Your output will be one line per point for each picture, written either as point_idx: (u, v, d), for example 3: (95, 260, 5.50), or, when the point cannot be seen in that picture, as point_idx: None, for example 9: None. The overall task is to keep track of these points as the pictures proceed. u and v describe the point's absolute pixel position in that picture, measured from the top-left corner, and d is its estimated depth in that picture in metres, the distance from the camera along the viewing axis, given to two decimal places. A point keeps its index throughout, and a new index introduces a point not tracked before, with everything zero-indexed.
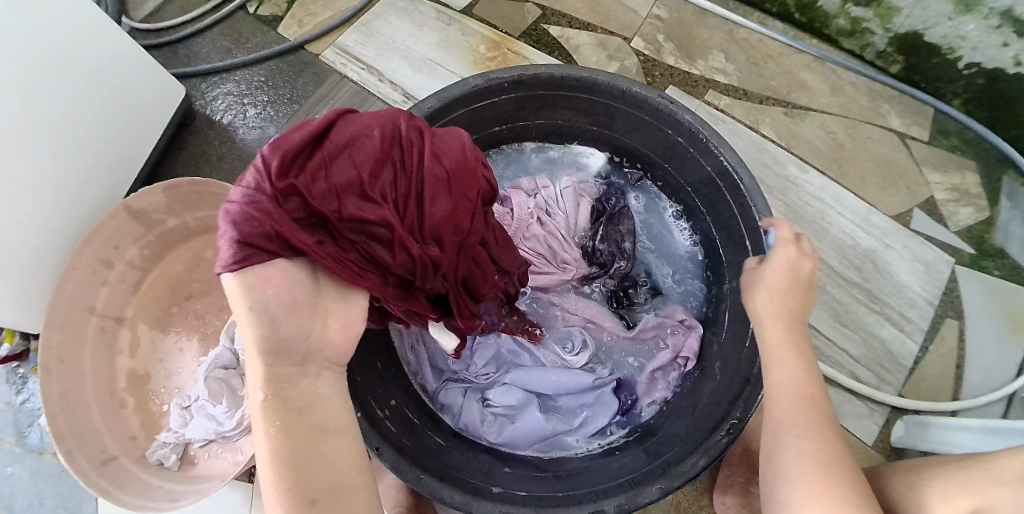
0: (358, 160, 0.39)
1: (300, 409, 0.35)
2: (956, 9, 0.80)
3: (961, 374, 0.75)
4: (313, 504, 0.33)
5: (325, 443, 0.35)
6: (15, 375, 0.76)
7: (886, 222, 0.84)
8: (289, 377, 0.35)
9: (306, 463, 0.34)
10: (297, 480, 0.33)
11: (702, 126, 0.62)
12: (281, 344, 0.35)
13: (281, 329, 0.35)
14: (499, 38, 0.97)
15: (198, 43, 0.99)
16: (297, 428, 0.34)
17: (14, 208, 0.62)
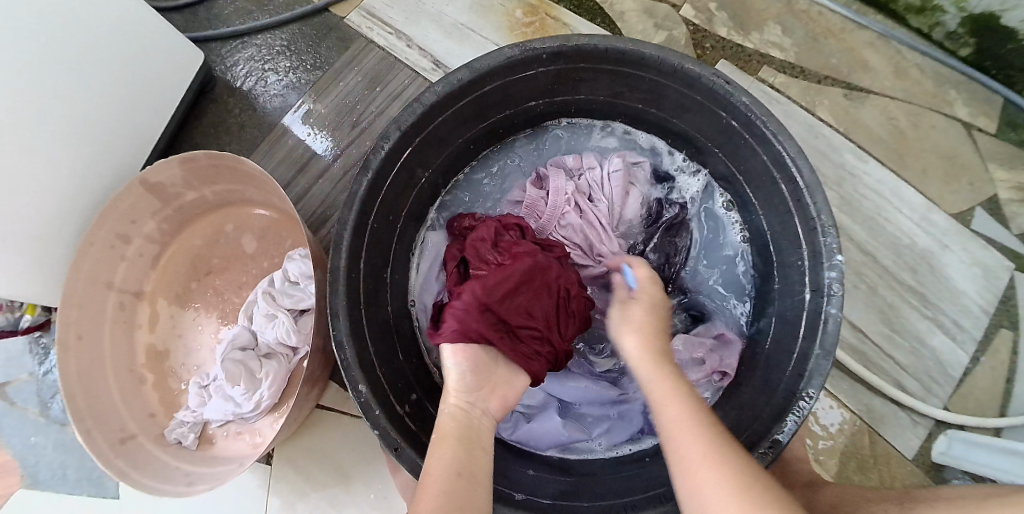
0: (529, 286, 0.56)
1: (463, 428, 0.47)
2: None
3: (1012, 389, 0.70)
4: (457, 476, 0.41)
5: (473, 451, 0.45)
6: (38, 346, 0.75)
7: (946, 221, 0.78)
8: (466, 409, 0.49)
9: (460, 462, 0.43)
10: (452, 462, 0.43)
11: (760, 112, 0.57)
12: (471, 393, 0.50)
13: (469, 385, 0.50)
14: (537, 2, 0.90)
15: (217, 5, 0.94)
16: (457, 437, 0.46)
17: (27, 191, 0.59)
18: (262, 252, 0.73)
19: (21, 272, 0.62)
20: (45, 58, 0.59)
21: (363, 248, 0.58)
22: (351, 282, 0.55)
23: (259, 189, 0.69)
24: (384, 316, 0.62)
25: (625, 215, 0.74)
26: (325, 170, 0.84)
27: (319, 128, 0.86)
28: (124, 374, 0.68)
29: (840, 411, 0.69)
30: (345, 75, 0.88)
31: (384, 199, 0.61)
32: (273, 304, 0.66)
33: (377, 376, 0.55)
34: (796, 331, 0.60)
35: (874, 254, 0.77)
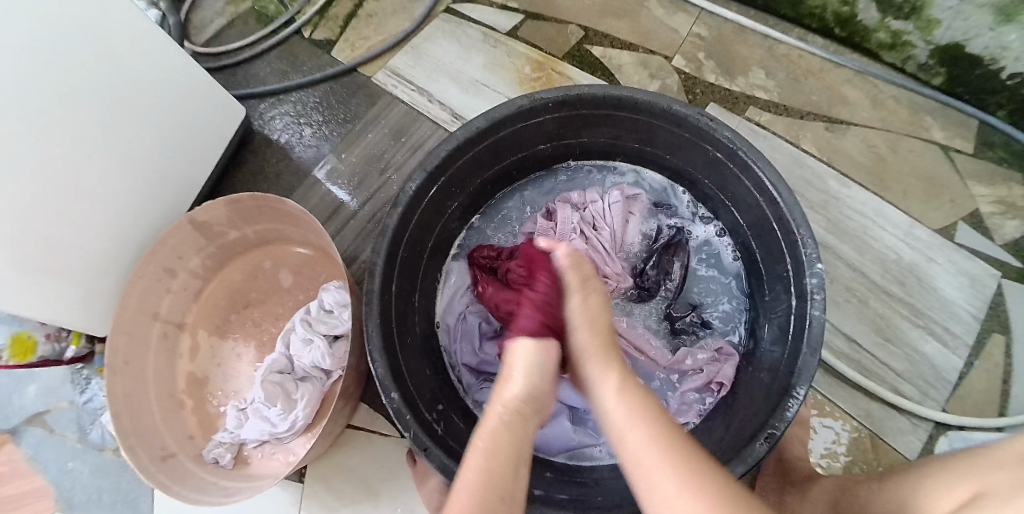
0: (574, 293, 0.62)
1: (514, 440, 0.45)
2: (997, 20, 0.78)
3: (1008, 390, 0.73)
4: (501, 501, 0.41)
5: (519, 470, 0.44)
6: (80, 376, 0.81)
7: (930, 236, 0.83)
8: (519, 418, 0.47)
9: (494, 489, 0.41)
10: (496, 485, 0.42)
11: (739, 143, 0.64)
12: (534, 401, 0.49)
13: (536, 395, 0.49)
14: (544, 59, 1.00)
15: (256, 67, 1.06)
16: (504, 452, 0.44)
17: (83, 222, 0.68)
18: (298, 285, 0.80)
19: (76, 297, 0.69)
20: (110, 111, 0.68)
21: (394, 274, 0.64)
22: (384, 302, 0.61)
23: (297, 228, 0.76)
24: (411, 335, 0.68)
25: (626, 240, 0.81)
26: (353, 214, 0.93)
27: (347, 176, 0.95)
28: (165, 399, 0.74)
29: (842, 417, 0.72)
30: (370, 129, 0.98)
31: (412, 232, 0.67)
32: (310, 330, 0.72)
33: (406, 386, 0.60)
34: (787, 338, 0.64)
35: (863, 269, 0.81)
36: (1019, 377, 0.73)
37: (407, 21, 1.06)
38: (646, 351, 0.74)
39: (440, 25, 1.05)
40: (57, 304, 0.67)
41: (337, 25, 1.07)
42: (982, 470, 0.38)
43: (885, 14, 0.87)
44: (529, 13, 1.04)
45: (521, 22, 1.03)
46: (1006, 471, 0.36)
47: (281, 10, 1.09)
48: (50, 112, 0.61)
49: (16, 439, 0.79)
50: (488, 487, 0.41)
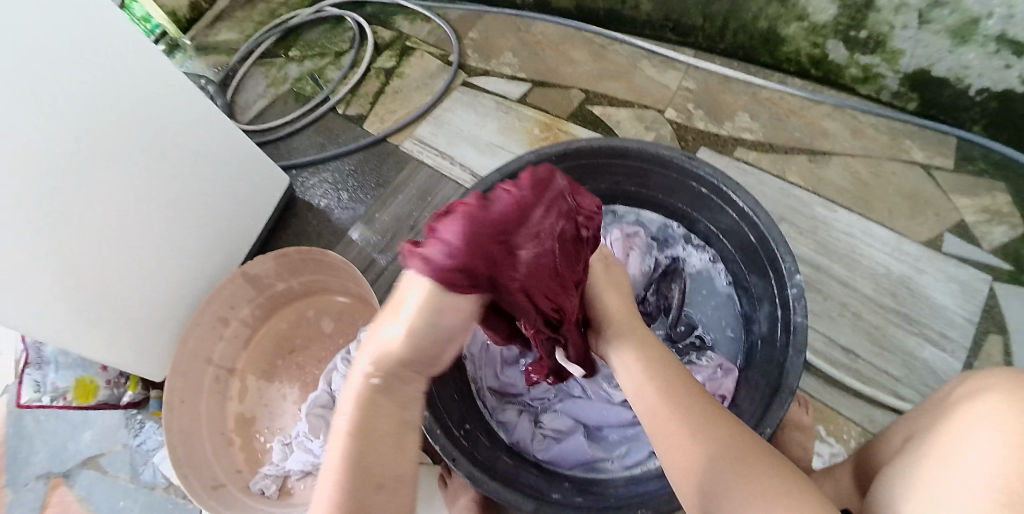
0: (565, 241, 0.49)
1: (399, 400, 0.41)
2: (954, 42, 0.85)
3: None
4: (375, 489, 0.37)
5: (375, 453, 0.38)
6: (133, 420, 0.91)
7: (918, 249, 0.87)
8: (399, 381, 0.41)
9: (357, 489, 0.36)
10: (362, 472, 0.37)
11: (721, 179, 0.72)
12: (408, 356, 0.41)
13: (412, 352, 0.41)
14: (550, 121, 1.12)
15: (297, 139, 1.24)
16: (380, 421, 0.39)
17: (138, 272, 0.79)
18: (339, 330, 0.89)
19: (128, 343, 0.80)
20: (173, 184, 0.81)
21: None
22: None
23: (338, 278, 0.86)
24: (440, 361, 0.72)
25: (630, 272, 0.85)
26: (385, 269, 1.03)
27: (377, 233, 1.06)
28: (217, 436, 0.81)
29: (847, 426, 0.75)
30: (399, 194, 1.10)
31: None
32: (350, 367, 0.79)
33: (436, 406, 0.64)
34: (775, 349, 0.68)
35: (855, 285, 0.85)
36: None
37: (428, 95, 1.23)
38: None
39: (459, 97, 1.20)
40: (112, 349, 0.78)
41: (367, 101, 1.25)
42: (915, 424, 0.43)
43: (853, 51, 0.96)
44: (536, 82, 1.18)
45: (529, 91, 1.17)
46: (931, 420, 0.40)
47: (317, 91, 1.32)
48: (124, 182, 0.74)
49: (69, 481, 0.88)
50: (353, 483, 0.36)
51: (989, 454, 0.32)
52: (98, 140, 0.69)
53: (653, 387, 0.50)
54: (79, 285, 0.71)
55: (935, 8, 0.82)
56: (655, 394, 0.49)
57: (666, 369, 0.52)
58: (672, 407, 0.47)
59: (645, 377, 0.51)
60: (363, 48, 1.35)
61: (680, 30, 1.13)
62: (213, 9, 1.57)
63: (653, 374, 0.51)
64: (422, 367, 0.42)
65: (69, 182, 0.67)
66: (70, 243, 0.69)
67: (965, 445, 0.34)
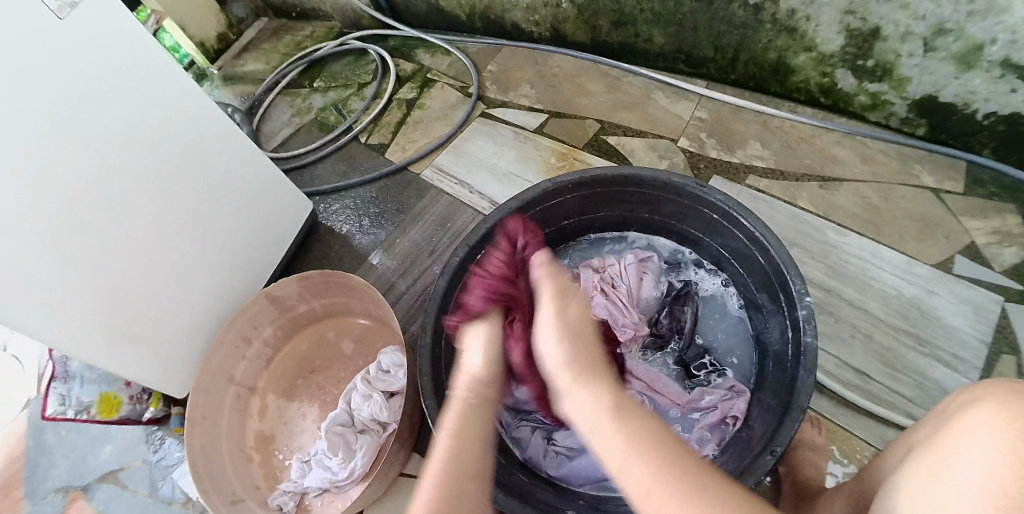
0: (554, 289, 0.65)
1: (480, 412, 0.52)
2: (959, 69, 0.87)
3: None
4: (470, 480, 0.47)
5: (467, 456, 0.48)
6: (154, 436, 0.94)
7: (929, 271, 0.88)
8: (484, 398, 0.53)
9: (455, 477, 0.46)
10: (456, 467, 0.47)
11: (731, 205, 0.74)
12: (493, 380, 0.55)
13: (492, 373, 0.55)
14: (567, 150, 1.16)
15: (321, 167, 1.29)
16: (470, 429, 0.50)
17: (162, 288, 0.82)
18: (358, 352, 0.92)
19: (154, 360, 0.84)
20: (200, 207, 0.86)
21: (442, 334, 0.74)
22: (435, 356, 0.71)
23: (360, 301, 0.89)
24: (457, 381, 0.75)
25: (642, 296, 0.88)
26: (403, 292, 1.05)
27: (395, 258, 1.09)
28: (236, 453, 0.84)
29: (860, 445, 0.75)
30: (418, 221, 1.13)
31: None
32: (369, 387, 0.81)
33: None
34: (787, 369, 0.69)
35: (866, 307, 0.86)
36: None
37: (448, 125, 1.28)
38: (667, 393, 0.80)
39: (478, 127, 1.25)
40: (139, 366, 0.82)
41: (389, 131, 1.31)
42: (921, 436, 0.44)
43: (862, 79, 0.98)
44: (553, 112, 1.23)
45: (546, 122, 1.21)
46: (934, 430, 0.42)
47: (340, 120, 1.38)
48: (152, 203, 0.79)
49: (88, 494, 0.90)
50: (449, 474, 0.46)
51: (987, 463, 0.34)
52: (129, 164, 0.74)
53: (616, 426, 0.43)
54: (109, 302, 0.75)
55: (940, 36, 0.85)
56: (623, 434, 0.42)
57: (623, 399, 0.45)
58: (645, 448, 0.41)
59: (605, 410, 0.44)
60: (385, 80, 1.41)
61: (692, 62, 1.17)
62: (240, 40, 1.69)
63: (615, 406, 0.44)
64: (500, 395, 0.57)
65: (101, 202, 0.72)
66: (102, 260, 0.73)
67: (965, 451, 0.36)
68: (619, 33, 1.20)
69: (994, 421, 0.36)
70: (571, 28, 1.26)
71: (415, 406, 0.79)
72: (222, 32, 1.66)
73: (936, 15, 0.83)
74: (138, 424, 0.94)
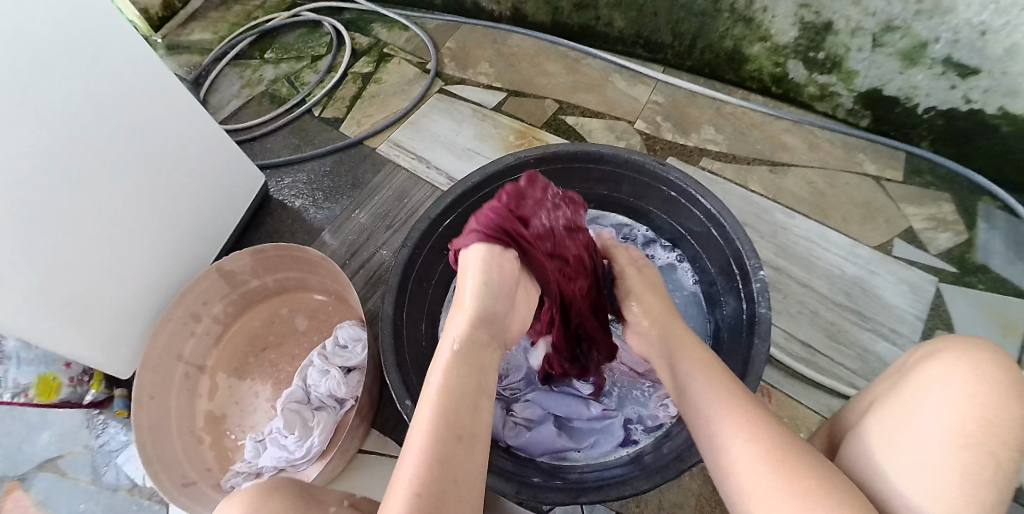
0: (557, 237, 0.62)
1: (478, 368, 0.48)
2: (904, 64, 0.92)
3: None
4: (460, 439, 0.43)
5: (459, 410, 0.45)
6: (94, 420, 0.88)
7: (869, 253, 0.93)
8: (475, 343, 0.50)
9: (448, 431, 0.43)
10: (448, 422, 0.44)
11: (689, 182, 0.76)
12: (487, 323, 0.52)
13: (490, 308, 0.52)
14: (525, 129, 1.16)
15: (273, 140, 1.24)
16: (462, 379, 0.47)
17: (104, 261, 0.77)
18: (314, 328, 0.89)
19: (98, 339, 0.79)
20: (153, 181, 0.82)
21: (403, 305, 0.73)
22: (396, 328, 0.70)
23: (317, 276, 0.86)
24: (422, 355, 0.76)
25: None
26: (359, 269, 1.02)
27: (352, 233, 1.06)
28: (186, 434, 0.80)
29: (807, 414, 0.80)
30: (374, 197, 1.10)
31: (420, 268, 0.77)
32: (326, 362, 0.79)
33: (420, 398, 0.67)
34: (741, 340, 0.71)
35: (814, 286, 0.90)
36: None
37: (406, 101, 1.25)
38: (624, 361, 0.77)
39: (437, 103, 1.23)
40: (83, 345, 0.77)
41: (344, 105, 1.27)
42: (863, 389, 0.51)
43: (812, 70, 1.02)
44: (513, 91, 1.22)
45: (504, 100, 1.21)
46: (884, 383, 0.48)
47: (293, 93, 1.32)
48: (105, 174, 0.74)
49: (26, 484, 0.84)
50: (444, 421, 0.43)
51: (948, 399, 0.40)
52: (76, 129, 0.69)
53: (738, 426, 0.46)
54: (48, 276, 0.69)
55: (888, 32, 0.89)
56: (760, 446, 0.43)
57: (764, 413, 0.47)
58: (779, 463, 0.42)
59: (750, 425, 0.45)
60: (340, 53, 1.37)
61: (650, 47, 1.19)
62: (186, 9, 1.55)
63: (758, 424, 0.45)
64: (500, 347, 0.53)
65: (49, 170, 0.67)
66: (48, 234, 0.68)
67: (922, 396, 0.41)
68: (580, 15, 1.20)
69: (949, 366, 0.41)
70: (533, 8, 1.25)
71: (375, 380, 0.77)
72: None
73: (886, 12, 0.87)
74: (79, 409, 0.88)
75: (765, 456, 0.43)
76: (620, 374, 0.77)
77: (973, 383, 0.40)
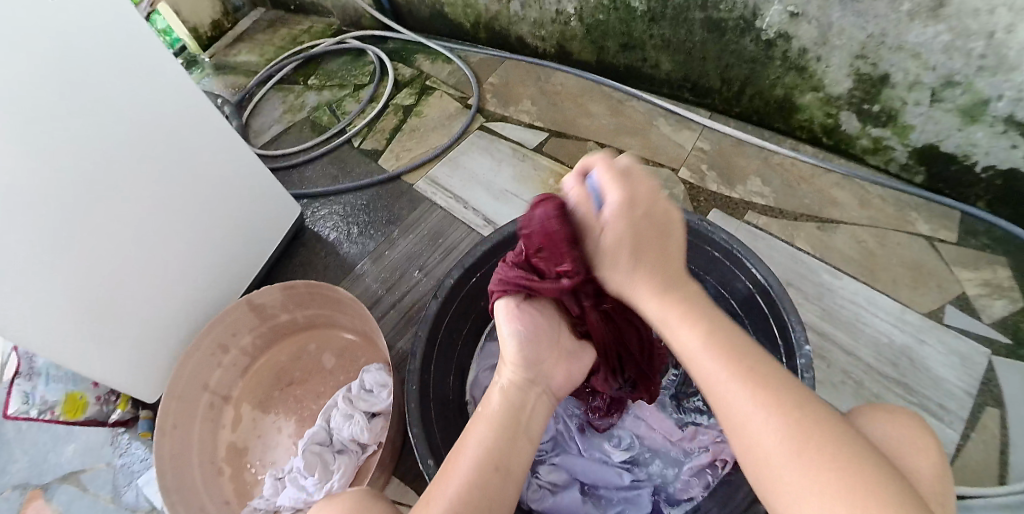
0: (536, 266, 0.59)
1: (518, 409, 0.53)
2: (963, 121, 0.87)
3: (1006, 459, 0.75)
4: (497, 469, 0.48)
5: (503, 444, 0.50)
6: (120, 440, 0.90)
7: (920, 319, 0.88)
8: (524, 382, 0.56)
9: (485, 473, 0.47)
10: (491, 454, 0.48)
11: (735, 244, 0.74)
12: (533, 362, 0.57)
13: (529, 352, 0.57)
14: (566, 171, 1.15)
15: (312, 168, 1.27)
16: (509, 417, 0.52)
17: (134, 287, 0.79)
18: (340, 366, 0.89)
19: (124, 363, 0.81)
20: (193, 208, 0.85)
21: (432, 356, 0.73)
22: (420, 379, 0.70)
23: (347, 316, 0.87)
24: (450, 408, 0.76)
25: None
26: (389, 308, 1.02)
27: (380, 271, 1.07)
28: (206, 465, 0.81)
29: None
30: (409, 233, 1.11)
31: (452, 316, 0.77)
32: (350, 406, 0.79)
33: (440, 455, 0.66)
34: None
35: (858, 353, 0.86)
36: (1017, 446, 0.76)
37: (446, 136, 1.26)
38: (657, 427, 0.74)
39: (477, 140, 1.24)
40: (110, 368, 0.79)
41: (383, 137, 1.29)
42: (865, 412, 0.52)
43: (866, 123, 0.99)
44: (554, 132, 1.22)
45: (546, 140, 1.21)
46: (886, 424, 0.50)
47: (333, 122, 1.35)
48: (140, 207, 0.77)
49: (47, 494, 0.87)
50: (488, 451, 0.49)
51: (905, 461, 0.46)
52: (113, 161, 0.71)
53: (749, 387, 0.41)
54: (80, 300, 0.72)
55: (948, 87, 0.85)
56: (777, 419, 0.39)
57: (776, 380, 0.41)
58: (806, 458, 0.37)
59: (766, 402, 0.40)
60: (382, 84, 1.40)
61: (697, 91, 1.17)
62: (233, 30, 1.66)
63: (781, 405, 0.39)
64: (548, 388, 0.58)
65: (89, 195, 0.70)
66: (83, 259, 0.71)
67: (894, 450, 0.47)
68: (626, 56, 1.20)
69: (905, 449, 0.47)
70: (578, 47, 1.26)
71: (398, 428, 0.76)
72: (217, 19, 1.62)
73: (946, 67, 0.83)
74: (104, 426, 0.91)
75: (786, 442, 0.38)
76: (652, 442, 0.74)
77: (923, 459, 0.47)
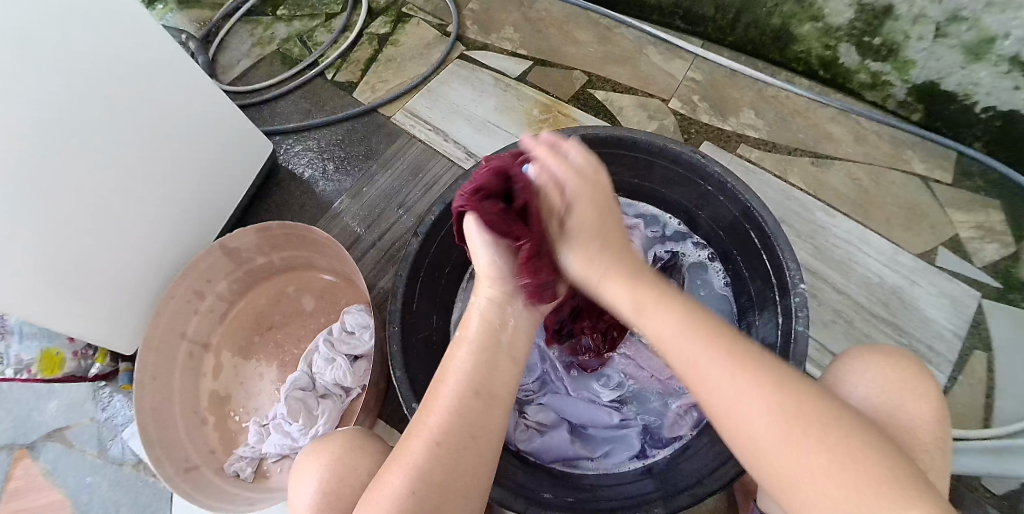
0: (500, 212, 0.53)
1: (500, 327, 0.50)
2: (967, 59, 0.83)
3: (992, 404, 0.78)
4: (477, 394, 0.46)
5: (486, 369, 0.48)
6: (102, 393, 0.87)
7: (912, 261, 0.88)
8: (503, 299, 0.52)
9: (464, 399, 0.46)
10: (470, 379, 0.47)
11: (730, 177, 0.69)
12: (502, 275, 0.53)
13: (501, 265, 0.53)
14: (551, 102, 1.08)
15: (282, 104, 1.18)
16: (492, 338, 0.49)
17: (103, 239, 0.73)
18: (321, 309, 0.86)
19: (101, 319, 0.77)
20: (162, 153, 0.78)
21: (415, 296, 0.70)
22: (404, 320, 0.67)
23: (324, 256, 0.82)
24: (434, 349, 0.74)
25: None
26: (370, 248, 0.98)
27: (358, 210, 1.02)
28: (190, 416, 0.79)
29: None
30: (386, 168, 1.05)
31: (433, 256, 0.73)
32: (332, 350, 0.76)
33: None
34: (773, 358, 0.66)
35: (850, 294, 0.86)
36: (1002, 390, 0.78)
37: (424, 66, 1.17)
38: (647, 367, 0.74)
39: (456, 70, 1.15)
40: (87, 325, 0.75)
41: (358, 69, 1.19)
42: (861, 361, 0.51)
43: (865, 57, 0.94)
44: (538, 61, 1.14)
45: (530, 69, 1.13)
46: (883, 375, 0.49)
47: (304, 54, 1.25)
48: (102, 154, 0.70)
49: (34, 453, 0.84)
50: (468, 375, 0.47)
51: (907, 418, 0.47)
52: (69, 103, 0.64)
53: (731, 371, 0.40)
54: (48, 255, 0.67)
55: (953, 23, 0.81)
56: (769, 406, 0.38)
57: (751, 358, 0.41)
58: (794, 437, 0.37)
59: (747, 387, 0.39)
60: (356, 12, 1.28)
61: (690, 19, 1.09)
62: None
63: (771, 388, 0.39)
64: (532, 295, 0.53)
65: (43, 147, 0.63)
66: (43, 213, 0.65)
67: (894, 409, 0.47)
68: None
69: (906, 405, 0.47)
70: None
71: (381, 372, 0.75)
72: None
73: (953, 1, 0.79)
74: (85, 382, 0.87)
75: (781, 430, 0.38)
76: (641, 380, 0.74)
77: (921, 405, 0.47)
